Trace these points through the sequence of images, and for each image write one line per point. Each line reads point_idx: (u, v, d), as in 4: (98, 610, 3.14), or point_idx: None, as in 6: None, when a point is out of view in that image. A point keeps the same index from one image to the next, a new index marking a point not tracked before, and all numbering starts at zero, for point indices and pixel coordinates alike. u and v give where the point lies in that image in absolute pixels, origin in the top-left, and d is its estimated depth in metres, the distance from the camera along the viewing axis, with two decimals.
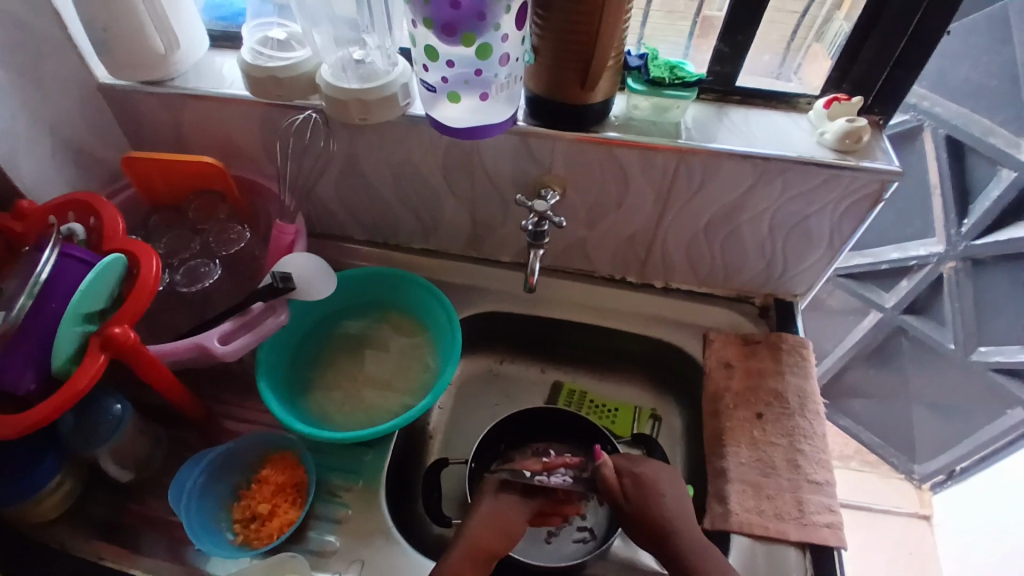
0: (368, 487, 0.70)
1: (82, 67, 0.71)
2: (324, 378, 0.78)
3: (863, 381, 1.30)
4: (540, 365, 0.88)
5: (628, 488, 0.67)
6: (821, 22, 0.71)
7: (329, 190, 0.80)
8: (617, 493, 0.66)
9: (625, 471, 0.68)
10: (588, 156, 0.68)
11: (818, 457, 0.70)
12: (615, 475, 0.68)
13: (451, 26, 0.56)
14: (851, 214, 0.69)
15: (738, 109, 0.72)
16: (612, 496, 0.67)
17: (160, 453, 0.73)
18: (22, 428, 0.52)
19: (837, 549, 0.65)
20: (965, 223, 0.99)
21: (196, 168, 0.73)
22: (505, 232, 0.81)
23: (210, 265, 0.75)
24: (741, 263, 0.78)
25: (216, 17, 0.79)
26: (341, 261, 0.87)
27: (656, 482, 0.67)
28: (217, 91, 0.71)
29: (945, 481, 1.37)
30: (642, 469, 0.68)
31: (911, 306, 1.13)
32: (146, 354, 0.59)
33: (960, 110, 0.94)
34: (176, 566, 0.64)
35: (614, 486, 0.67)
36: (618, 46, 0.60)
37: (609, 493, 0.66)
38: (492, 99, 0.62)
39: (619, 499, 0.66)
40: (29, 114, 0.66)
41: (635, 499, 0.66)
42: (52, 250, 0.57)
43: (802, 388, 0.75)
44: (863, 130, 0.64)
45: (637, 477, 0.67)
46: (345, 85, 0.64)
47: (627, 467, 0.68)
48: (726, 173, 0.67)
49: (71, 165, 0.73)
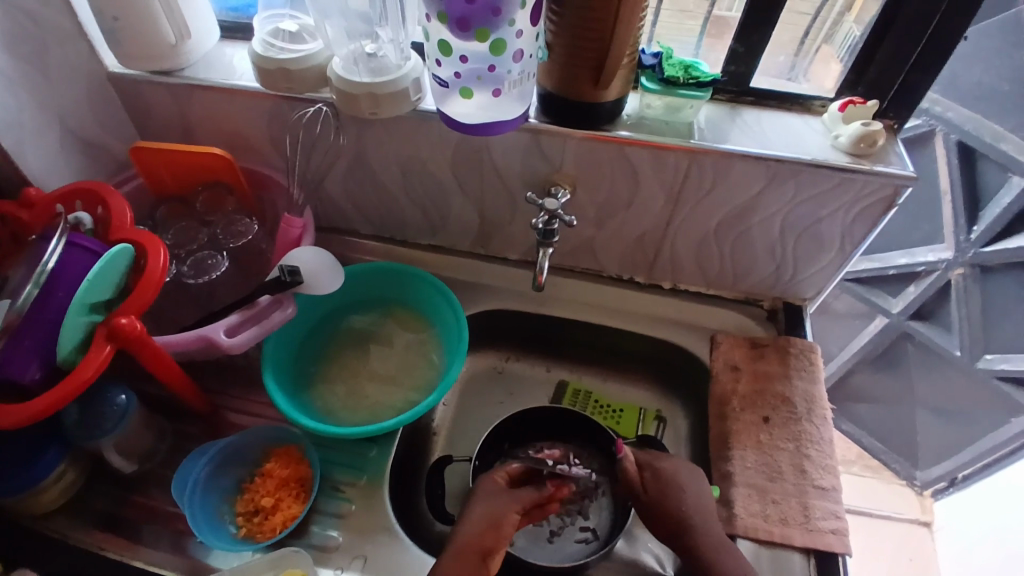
0: (371, 483, 0.69)
1: (91, 56, 0.71)
2: (328, 373, 0.78)
3: (867, 386, 1.29)
4: (545, 364, 0.88)
5: (648, 482, 0.67)
6: (830, 26, 0.71)
7: (336, 184, 0.80)
8: (636, 485, 0.67)
9: (647, 465, 0.68)
10: (600, 154, 0.67)
11: (825, 463, 0.70)
12: (635, 467, 0.68)
13: (465, 20, 0.55)
14: (863, 219, 0.68)
15: (751, 110, 0.71)
16: (632, 489, 0.67)
17: (163, 445, 0.73)
18: (26, 417, 0.52)
19: (842, 555, 0.65)
20: (974, 230, 0.99)
21: (203, 160, 0.72)
22: (512, 230, 0.81)
23: (217, 258, 0.75)
24: (750, 265, 0.78)
25: (227, 9, 0.79)
26: (346, 255, 0.87)
27: (658, 478, 0.66)
28: (226, 83, 0.70)
29: (947, 488, 1.37)
30: (663, 463, 0.67)
31: (918, 312, 1.12)
32: (151, 345, 0.59)
33: (971, 115, 0.93)
34: (178, 559, 0.64)
35: (634, 478, 0.67)
36: (633, 44, 0.59)
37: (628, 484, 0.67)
38: (504, 96, 0.62)
39: (636, 490, 0.67)
40: (36, 102, 0.66)
41: (653, 493, 0.66)
42: (59, 240, 0.57)
43: (809, 393, 0.74)
44: (878, 134, 0.63)
45: (658, 470, 0.67)
46: (355, 78, 0.63)
47: (648, 462, 0.68)
48: (738, 174, 0.66)
49: (79, 155, 0.73)
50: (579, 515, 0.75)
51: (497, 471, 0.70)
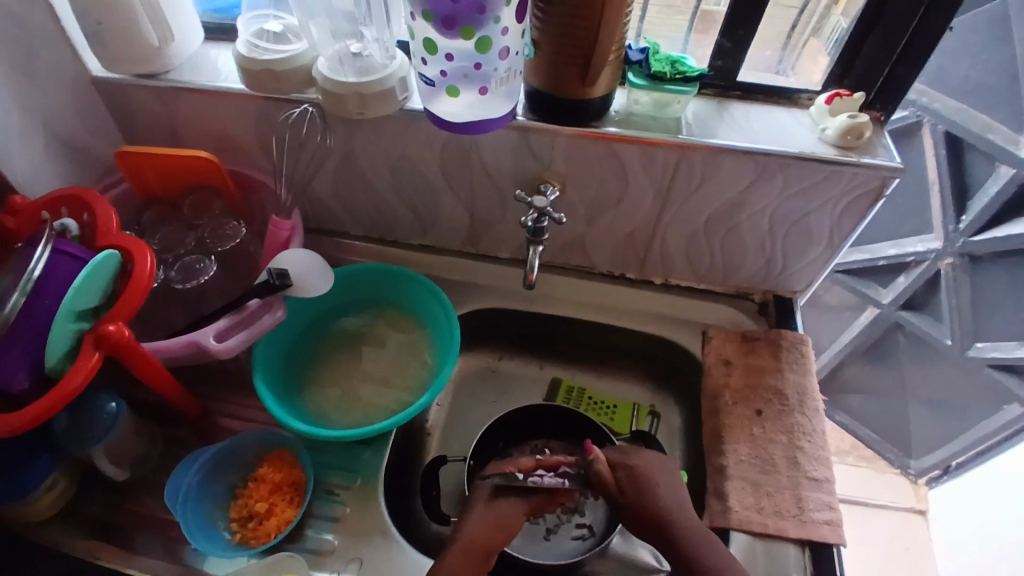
0: (366, 485, 0.69)
1: (74, 60, 0.70)
2: (320, 375, 0.77)
3: (860, 377, 1.30)
4: (538, 362, 0.88)
5: (622, 481, 0.67)
6: (817, 19, 0.71)
7: (325, 185, 0.79)
8: (610, 486, 0.66)
9: (619, 463, 0.68)
10: (589, 151, 0.67)
11: (818, 455, 0.70)
12: (608, 467, 0.68)
13: (450, 18, 0.55)
14: (851, 211, 0.68)
15: (739, 105, 0.72)
16: (608, 490, 0.66)
17: (155, 451, 0.72)
18: (15, 427, 0.52)
19: (836, 546, 0.65)
20: (963, 220, 0.99)
21: (190, 163, 0.72)
22: (503, 228, 0.81)
23: (206, 262, 0.74)
24: (741, 259, 0.78)
25: (211, 10, 0.78)
26: (337, 257, 0.86)
27: (632, 479, 0.66)
28: (212, 85, 0.70)
29: (941, 476, 1.38)
30: (635, 462, 0.67)
31: (908, 302, 1.13)
32: (140, 351, 0.58)
33: (959, 106, 0.93)
34: (172, 565, 0.64)
35: (607, 479, 0.67)
36: (618, 41, 0.59)
37: (602, 486, 0.66)
38: (491, 93, 0.62)
39: (612, 490, 0.66)
40: (20, 107, 0.65)
41: (630, 495, 0.65)
42: (44, 248, 0.56)
43: (801, 385, 0.75)
44: (864, 126, 0.64)
45: (631, 470, 0.67)
46: (341, 79, 0.63)
47: (621, 460, 0.68)
48: (726, 169, 0.66)
49: (64, 160, 0.72)
50: (575, 512, 0.76)
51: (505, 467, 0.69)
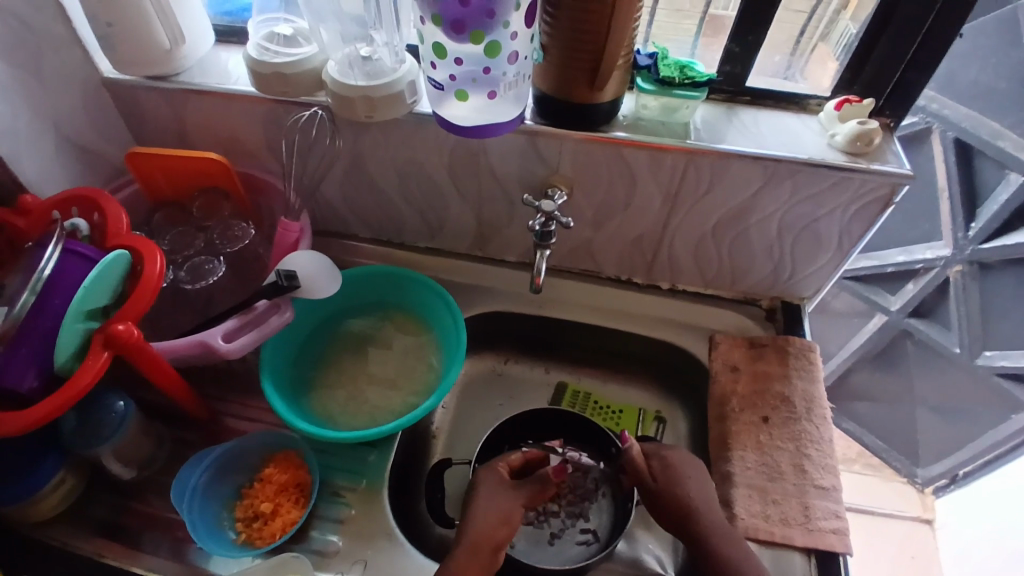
0: (371, 487, 0.69)
1: (86, 63, 0.71)
2: (327, 377, 0.77)
3: (868, 384, 1.29)
4: (544, 366, 0.88)
5: (656, 470, 0.68)
6: (825, 24, 0.71)
7: (333, 188, 0.80)
8: (645, 475, 0.67)
9: (653, 454, 0.69)
10: (596, 156, 0.67)
11: (825, 463, 0.70)
12: (642, 455, 0.69)
13: (460, 22, 0.55)
14: (861, 218, 0.68)
15: (748, 110, 0.72)
16: (640, 476, 0.68)
17: (161, 451, 0.72)
18: (23, 426, 0.52)
19: (843, 555, 0.64)
20: (972, 227, 0.98)
21: (198, 165, 0.72)
22: (510, 232, 0.81)
23: (215, 263, 0.74)
24: (749, 265, 0.77)
25: (221, 13, 0.79)
26: (345, 259, 0.87)
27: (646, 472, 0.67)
28: (221, 87, 0.70)
29: (948, 485, 1.37)
30: (669, 452, 0.68)
31: (917, 309, 1.12)
32: (148, 350, 0.58)
33: (969, 112, 0.92)
34: (176, 565, 0.64)
35: (642, 468, 0.68)
36: (628, 45, 0.59)
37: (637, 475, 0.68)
38: (500, 97, 0.62)
39: (646, 480, 0.67)
40: (32, 109, 0.66)
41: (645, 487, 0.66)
42: (55, 247, 0.57)
43: (809, 393, 0.74)
44: (874, 132, 0.63)
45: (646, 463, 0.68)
46: (350, 82, 0.63)
47: (655, 450, 0.69)
48: (735, 174, 0.66)
49: (75, 161, 0.73)
50: (579, 518, 0.75)
51: (499, 463, 0.70)
